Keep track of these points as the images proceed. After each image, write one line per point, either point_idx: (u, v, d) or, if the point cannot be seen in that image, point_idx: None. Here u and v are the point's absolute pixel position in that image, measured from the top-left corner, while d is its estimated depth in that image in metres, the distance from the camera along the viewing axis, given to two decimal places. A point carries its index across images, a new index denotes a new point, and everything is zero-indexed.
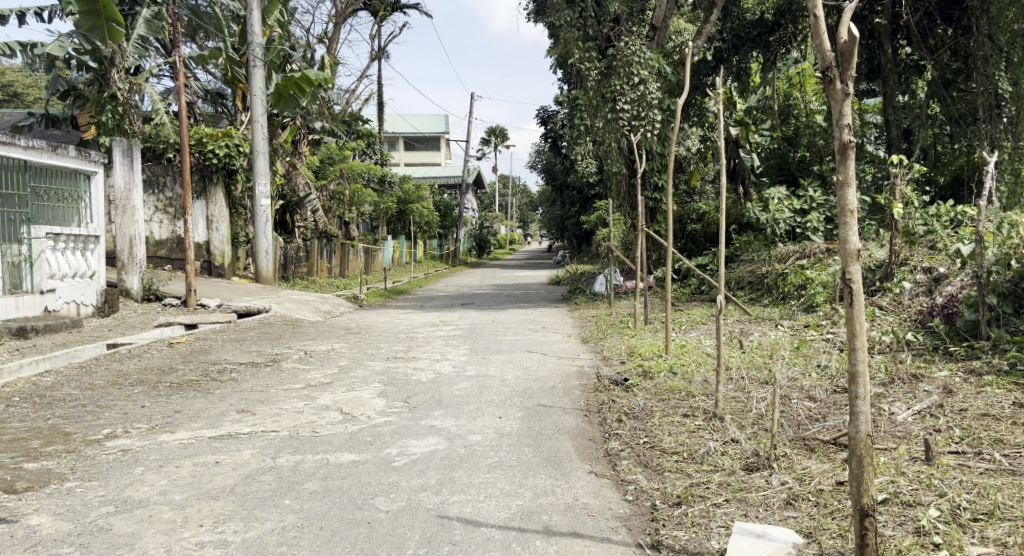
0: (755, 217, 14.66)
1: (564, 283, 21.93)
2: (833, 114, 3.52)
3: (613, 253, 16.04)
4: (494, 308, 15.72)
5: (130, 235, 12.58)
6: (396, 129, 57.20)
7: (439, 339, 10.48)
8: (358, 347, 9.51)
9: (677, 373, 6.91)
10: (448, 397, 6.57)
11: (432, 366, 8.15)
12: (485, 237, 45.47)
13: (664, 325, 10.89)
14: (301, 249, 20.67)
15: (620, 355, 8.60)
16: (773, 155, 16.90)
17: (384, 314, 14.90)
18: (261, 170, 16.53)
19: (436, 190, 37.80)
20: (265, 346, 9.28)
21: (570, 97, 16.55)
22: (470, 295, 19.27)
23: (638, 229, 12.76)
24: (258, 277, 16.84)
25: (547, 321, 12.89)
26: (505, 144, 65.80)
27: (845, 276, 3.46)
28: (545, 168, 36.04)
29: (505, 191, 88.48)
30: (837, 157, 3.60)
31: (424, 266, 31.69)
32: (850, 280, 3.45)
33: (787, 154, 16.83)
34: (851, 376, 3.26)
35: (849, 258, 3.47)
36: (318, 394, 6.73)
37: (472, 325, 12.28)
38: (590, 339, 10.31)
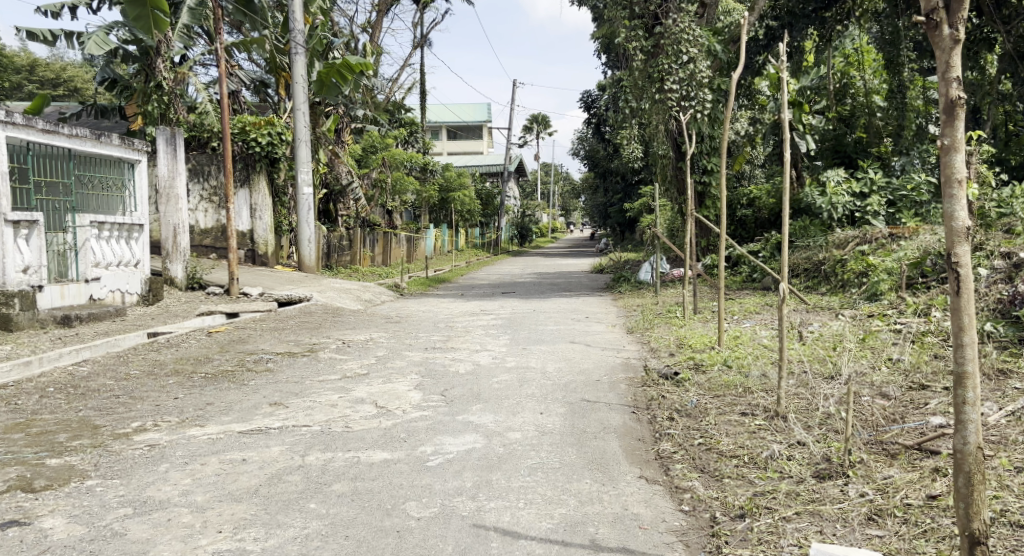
0: (814, 200, 14.27)
1: (608, 272, 21.53)
2: (940, 66, 3.04)
3: (660, 239, 15.57)
4: (538, 297, 15.39)
5: (174, 225, 12.35)
6: (439, 118, 57.06)
7: (480, 329, 10.17)
8: (398, 337, 9.23)
9: (732, 367, 6.50)
10: (488, 391, 6.26)
11: (472, 357, 7.84)
12: (528, 225, 45.14)
13: (714, 314, 10.46)
14: (344, 238, 20.55)
15: (668, 346, 8.21)
16: (828, 137, 16.32)
17: (426, 302, 14.69)
18: (303, 158, 16.32)
19: (478, 178, 37.52)
20: (303, 335, 9.03)
21: (618, 79, 16.04)
22: (513, 283, 18.98)
23: (688, 215, 12.28)
24: (301, 265, 16.70)
25: (591, 310, 12.51)
26: (549, 132, 65.32)
27: (952, 259, 3.00)
28: (588, 155, 35.55)
29: (548, 180, 87.99)
30: (941, 119, 3.09)
31: (467, 254, 31.48)
32: (956, 263, 2.99)
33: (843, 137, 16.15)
34: (957, 379, 3.04)
35: (954, 239, 2.99)
36: (353, 386, 6.45)
37: (514, 315, 11.96)
38: (637, 329, 9.93)
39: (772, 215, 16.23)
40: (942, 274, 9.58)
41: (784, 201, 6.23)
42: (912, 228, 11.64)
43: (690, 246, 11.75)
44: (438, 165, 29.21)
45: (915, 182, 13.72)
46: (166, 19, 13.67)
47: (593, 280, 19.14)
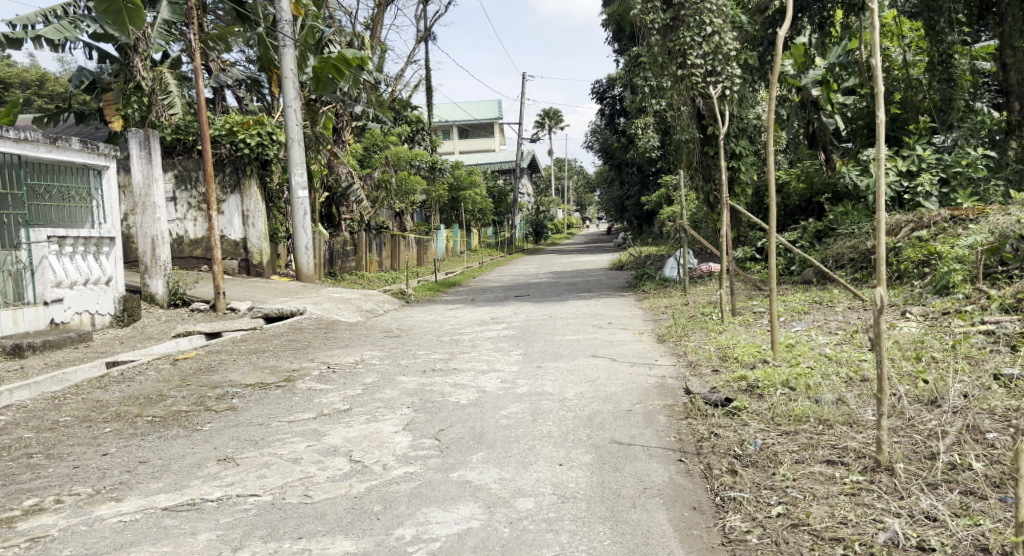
0: (853, 182, 13.06)
1: (629, 269, 20.25)
2: None
3: (686, 232, 14.29)
4: (555, 300, 14.15)
5: (151, 235, 11.29)
6: (448, 117, 55.88)
7: (490, 342, 8.93)
8: (394, 356, 8.00)
9: (797, 392, 5.24)
10: (492, 430, 5.04)
11: (478, 382, 6.60)
12: (543, 222, 43.87)
13: (757, 317, 9.18)
14: (349, 243, 19.40)
15: (708, 360, 6.96)
16: (861, 115, 14.87)
17: (432, 310, 13.49)
18: (297, 158, 15.17)
19: (490, 175, 36.26)
20: (284, 359, 7.83)
21: (635, 57, 14.72)
22: (528, 285, 17.75)
23: (722, 205, 10.98)
24: (299, 275, 15.50)
25: (614, 315, 11.25)
26: (561, 127, 64.09)
27: None
28: (602, 147, 34.36)
29: (561, 177, 86.68)
30: None
31: (481, 255, 30.22)
32: None
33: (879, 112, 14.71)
34: None
35: None
36: (328, 429, 5.24)
37: (528, 323, 10.72)
38: (668, 337, 8.65)
39: (802, 201, 14.87)
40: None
41: (881, 183, 4.79)
42: (977, 210, 10.29)
43: (728, 236, 10.30)
44: (447, 163, 27.99)
45: (970, 157, 12.34)
46: (140, 12, 12.39)
47: (613, 279, 17.86)
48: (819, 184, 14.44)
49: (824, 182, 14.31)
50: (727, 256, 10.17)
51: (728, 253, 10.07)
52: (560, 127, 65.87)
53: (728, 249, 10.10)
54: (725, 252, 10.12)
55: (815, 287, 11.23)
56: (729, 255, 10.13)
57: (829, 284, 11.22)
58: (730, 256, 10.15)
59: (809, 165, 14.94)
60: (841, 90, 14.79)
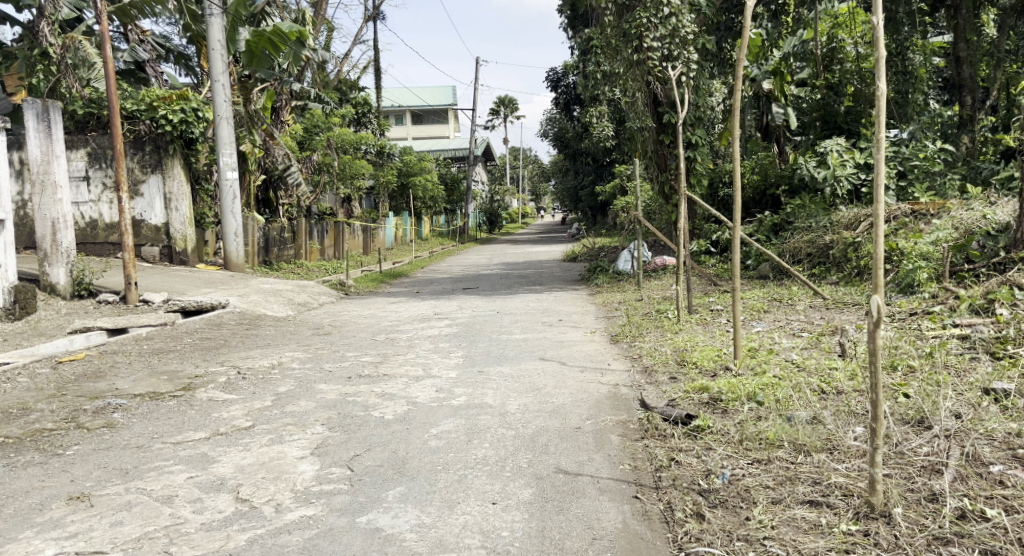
0: (810, 174, 12.41)
1: (582, 260, 19.54)
2: None
3: (641, 223, 13.73)
4: (503, 293, 13.42)
5: (51, 218, 10.36)
6: (400, 102, 54.69)
7: (428, 342, 8.14)
8: (317, 358, 7.17)
9: (772, 407, 4.54)
10: (415, 455, 4.27)
11: (406, 391, 5.82)
12: (497, 211, 43.11)
13: (716, 316, 8.53)
14: (286, 230, 18.38)
15: (665, 366, 6.27)
16: (815, 107, 14.35)
17: (370, 303, 12.60)
18: (225, 137, 14.19)
19: (442, 163, 35.35)
20: (190, 361, 6.97)
21: (585, 39, 14.08)
22: (476, 276, 16.93)
23: (679, 195, 10.36)
24: (227, 264, 14.44)
25: (565, 310, 10.55)
26: (516, 114, 63.28)
27: None
28: (557, 135, 33.66)
29: (515, 166, 85.86)
30: None
31: (430, 243, 29.31)
32: None
33: (834, 105, 14.03)
34: None
35: None
36: (220, 452, 4.43)
37: (472, 320, 9.93)
38: (621, 337, 7.94)
39: (757, 194, 14.31)
40: (990, 261, 7.81)
41: (884, 168, 3.98)
42: (940, 202, 9.79)
43: (684, 228, 9.64)
44: (396, 148, 27.01)
45: (928, 151, 11.88)
46: None
47: (566, 271, 17.17)
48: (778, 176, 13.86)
49: (782, 174, 13.78)
50: (682, 246, 9.47)
51: (684, 245, 9.41)
52: (516, 115, 65.02)
53: (684, 240, 9.44)
54: (681, 244, 9.44)
55: (774, 284, 10.65)
56: (684, 246, 9.45)
57: (787, 281, 10.70)
58: (685, 247, 9.46)
59: (763, 156, 14.41)
60: (793, 82, 14.34)
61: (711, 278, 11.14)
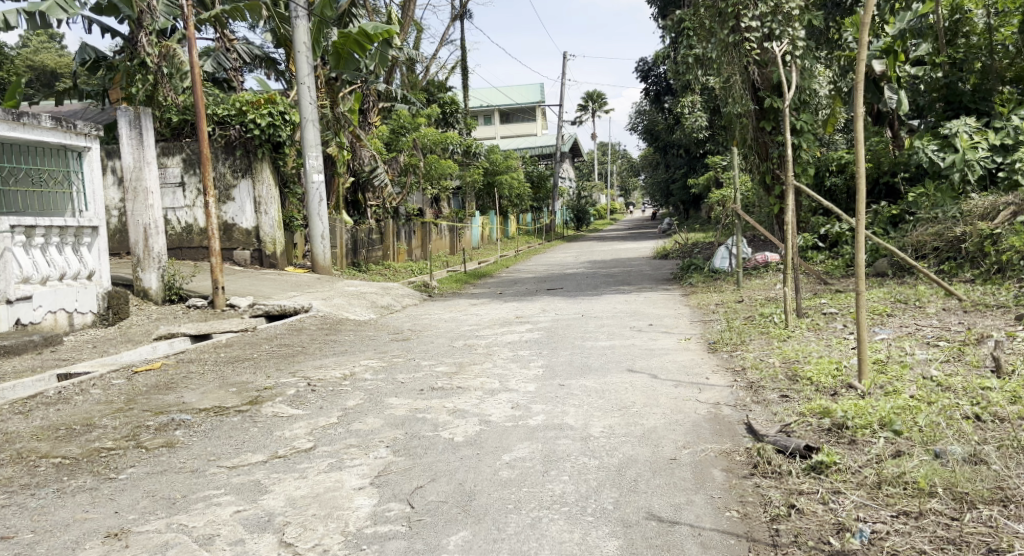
0: (930, 158, 11.44)
1: (674, 258, 18.75)
2: None
3: (740, 217, 12.90)
4: (591, 294, 12.83)
5: (143, 224, 10.13)
6: (488, 101, 54.55)
7: (510, 350, 7.64)
8: (392, 368, 6.75)
9: (917, 441, 3.93)
10: (483, 489, 3.83)
11: (483, 409, 5.32)
12: (585, 208, 42.39)
13: (829, 321, 7.73)
14: (374, 231, 18.27)
15: (772, 381, 5.58)
16: (936, 87, 13.00)
17: (455, 306, 12.23)
18: (311, 140, 13.97)
19: (529, 160, 34.88)
20: (263, 370, 6.65)
21: (678, 21, 13.33)
22: (564, 276, 16.40)
23: (788, 190, 9.47)
24: (314, 266, 14.26)
25: (657, 314, 9.90)
26: (604, 110, 62.36)
27: None
28: (647, 128, 32.75)
29: (604, 162, 84.76)
30: None
31: (517, 242, 28.91)
32: None
33: (957, 85, 12.70)
34: None
35: None
36: (277, 478, 4.02)
37: (557, 324, 9.39)
38: (720, 345, 7.26)
39: (867, 185, 13.26)
40: None
41: None
42: None
43: (792, 223, 8.78)
44: (483, 146, 26.69)
45: None
46: None
47: (657, 269, 16.41)
48: (894, 161, 12.71)
49: (899, 161, 12.65)
50: (790, 241, 8.64)
51: (790, 239, 8.59)
52: (604, 110, 64.08)
53: (790, 234, 8.58)
54: (788, 236, 8.62)
55: (891, 284, 9.71)
56: (791, 240, 8.61)
57: (906, 280, 9.75)
58: (791, 242, 8.62)
59: (877, 144, 13.28)
60: (908, 59, 12.77)
61: (819, 277, 10.27)
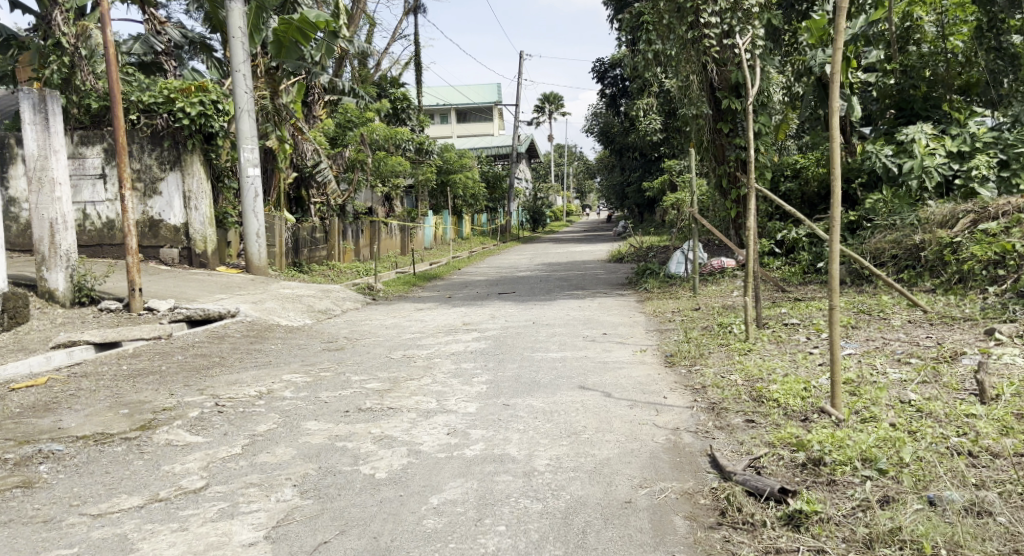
0: (884, 164, 11.06)
1: (630, 261, 18.24)
2: None
3: (697, 220, 12.47)
4: (543, 299, 12.24)
5: (49, 219, 9.43)
6: (444, 100, 53.81)
7: (450, 362, 6.98)
8: (316, 384, 6.05)
9: (908, 486, 3.35)
10: (402, 546, 3.21)
11: (412, 436, 4.66)
12: (541, 209, 41.83)
13: (793, 332, 7.21)
14: (318, 230, 17.44)
15: (736, 402, 4.99)
16: (887, 93, 12.45)
17: (397, 310, 11.52)
18: (246, 131, 13.12)
19: (484, 159, 34.24)
20: (168, 386, 5.91)
21: (636, 15, 12.78)
22: (515, 279, 15.78)
23: (750, 187, 8.62)
24: (249, 267, 13.38)
25: (611, 322, 9.33)
26: (561, 111, 61.97)
27: None
28: (603, 130, 32.32)
29: (561, 163, 84.42)
30: None
31: (470, 243, 28.22)
32: None
33: (911, 89, 12.14)
34: None
35: None
36: (152, 530, 3.37)
37: (504, 333, 8.74)
38: (678, 358, 6.68)
39: (823, 189, 12.98)
40: None
41: None
42: None
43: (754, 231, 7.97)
44: (436, 144, 25.95)
45: None
46: None
47: (611, 273, 15.88)
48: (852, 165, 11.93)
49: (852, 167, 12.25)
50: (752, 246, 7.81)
51: (751, 245, 7.80)
52: (561, 111, 63.69)
53: (752, 238, 7.80)
54: (749, 242, 7.85)
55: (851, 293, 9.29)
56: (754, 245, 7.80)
57: (867, 288, 9.33)
58: (754, 248, 7.80)
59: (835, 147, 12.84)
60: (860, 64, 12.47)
61: (778, 284, 9.83)
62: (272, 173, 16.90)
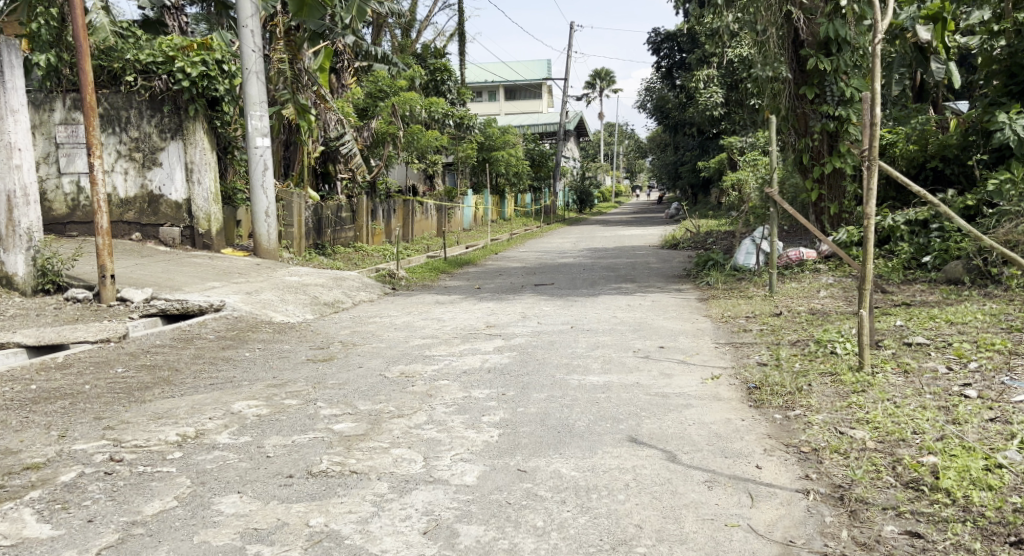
0: (1018, 135, 9.32)
1: (685, 248, 16.39)
2: None
3: (779, 205, 10.60)
4: (590, 294, 10.55)
5: (5, 191, 7.96)
6: (492, 75, 51.92)
7: (459, 389, 5.28)
8: (269, 421, 4.38)
9: None
10: None
11: (369, 539, 3.06)
12: (589, 189, 39.87)
13: (921, 359, 5.61)
14: (345, 209, 15.82)
15: (875, 489, 3.38)
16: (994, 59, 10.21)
17: (420, 304, 9.96)
18: (255, 96, 10.89)
19: (530, 137, 32.43)
20: (68, 420, 4.28)
21: None
22: (557, 267, 14.09)
23: (871, 103, 5.75)
24: (256, 250, 11.17)
25: (673, 329, 7.65)
26: (612, 88, 59.73)
27: None
28: (656, 106, 30.35)
29: (610, 143, 81.92)
30: None
31: (513, 224, 26.56)
32: None
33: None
34: None
35: None
36: None
37: (535, 344, 7.03)
38: (767, 396, 5.02)
39: (910, 168, 10.95)
40: None
41: None
42: None
43: (873, 176, 5.68)
44: (478, 118, 24.26)
45: None
46: None
47: (665, 263, 14.05)
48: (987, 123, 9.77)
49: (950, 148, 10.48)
50: (871, 228, 5.64)
51: (869, 241, 5.64)
52: (613, 89, 61.51)
53: (872, 197, 5.59)
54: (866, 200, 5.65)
55: (972, 308, 7.50)
56: (872, 231, 5.65)
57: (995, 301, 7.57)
58: (872, 238, 5.65)
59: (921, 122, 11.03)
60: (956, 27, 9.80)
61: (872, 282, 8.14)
62: (296, 146, 15.39)
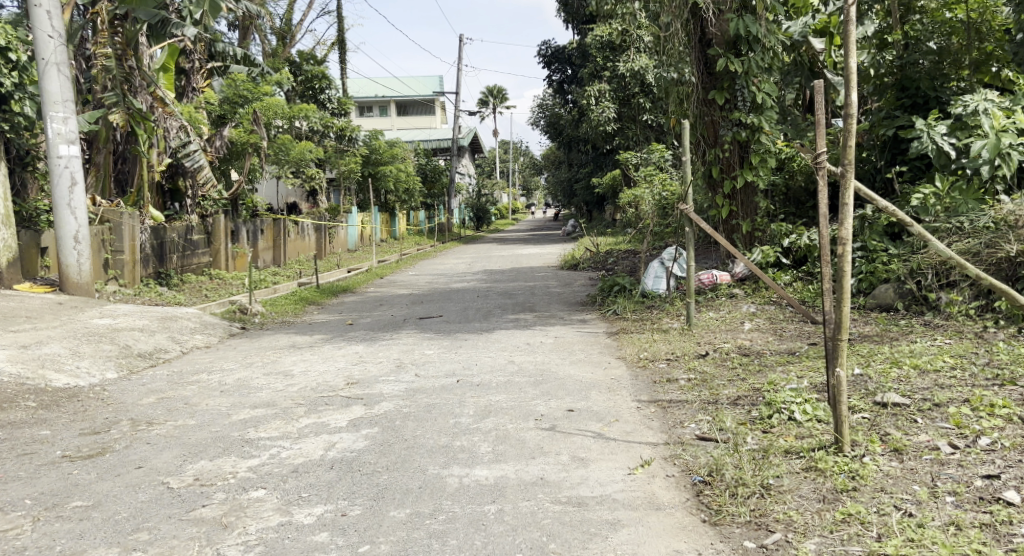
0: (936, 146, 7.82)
1: (586, 269, 15.00)
2: None
3: (693, 225, 9.24)
4: (481, 330, 8.91)
5: None
6: (382, 91, 49.81)
7: (274, 510, 3.51)
8: None
9: None
10: None
11: None
12: (485, 206, 38.31)
13: (909, 428, 4.27)
14: (197, 229, 13.65)
15: None
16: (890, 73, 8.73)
17: (272, 347, 8.09)
18: (56, 93, 8.70)
19: (422, 152, 30.65)
20: None
21: None
22: (446, 295, 12.40)
23: (848, 85, 4.32)
24: (63, 284, 8.95)
25: (580, 381, 6.10)
26: (505, 105, 58.56)
27: None
28: (549, 120, 29.11)
29: (505, 160, 80.86)
30: None
31: (402, 244, 24.68)
32: None
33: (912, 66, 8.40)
34: None
35: None
36: None
37: (404, 411, 5.30)
38: (725, 502, 3.56)
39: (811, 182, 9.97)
40: None
41: None
42: None
43: (850, 190, 4.32)
44: (360, 131, 22.31)
45: None
46: None
47: (567, 287, 12.59)
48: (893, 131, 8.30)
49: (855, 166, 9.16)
50: (847, 258, 4.31)
51: (845, 275, 4.30)
52: (507, 105, 60.32)
53: (847, 217, 4.28)
54: (841, 221, 4.32)
55: (930, 344, 6.29)
56: (848, 264, 4.31)
57: (952, 342, 6.40)
58: (847, 274, 4.32)
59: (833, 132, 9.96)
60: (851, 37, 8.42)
61: (806, 314, 6.79)
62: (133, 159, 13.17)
